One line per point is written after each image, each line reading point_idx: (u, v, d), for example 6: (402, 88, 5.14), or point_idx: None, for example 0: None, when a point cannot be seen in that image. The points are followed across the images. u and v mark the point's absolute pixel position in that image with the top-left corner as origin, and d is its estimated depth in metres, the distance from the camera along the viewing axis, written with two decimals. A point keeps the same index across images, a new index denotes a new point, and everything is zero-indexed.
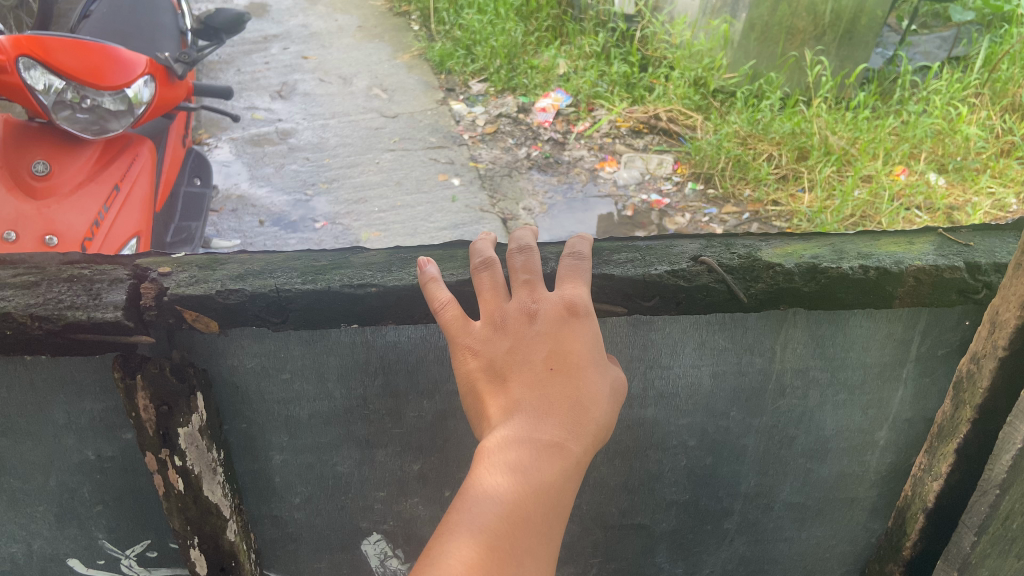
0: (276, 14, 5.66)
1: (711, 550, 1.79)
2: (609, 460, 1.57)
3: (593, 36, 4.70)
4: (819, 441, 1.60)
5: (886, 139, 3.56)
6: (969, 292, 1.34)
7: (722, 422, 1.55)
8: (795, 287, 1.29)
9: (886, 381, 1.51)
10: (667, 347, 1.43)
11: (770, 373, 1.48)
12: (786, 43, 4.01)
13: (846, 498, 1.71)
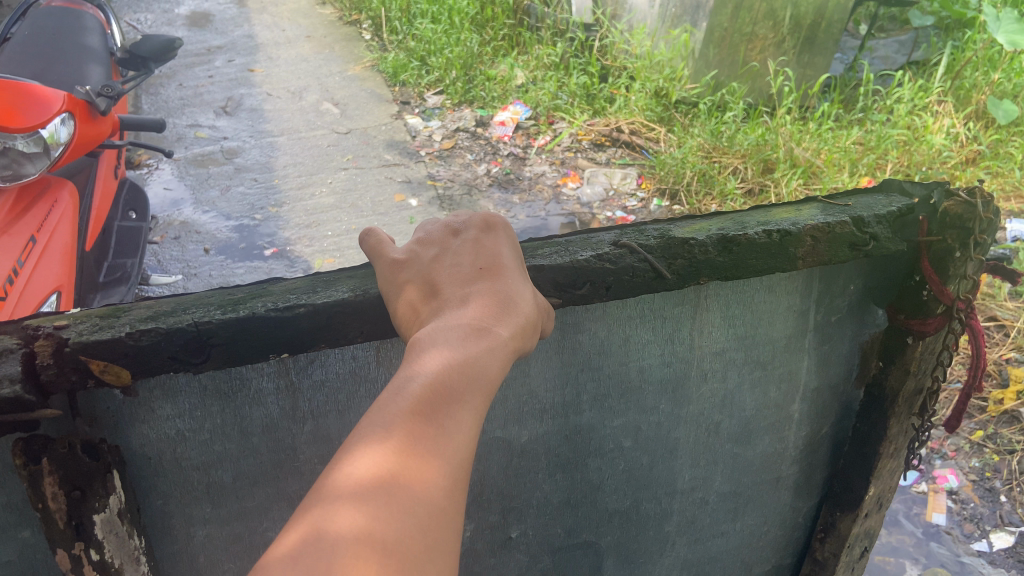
0: (220, 24, 5.45)
1: (657, 557, 1.48)
2: (550, 475, 1.26)
3: (551, 45, 4.58)
4: (740, 423, 1.35)
5: (851, 151, 3.49)
6: (864, 243, 1.12)
7: (653, 416, 1.27)
8: (699, 251, 1.06)
9: (792, 353, 1.30)
10: (597, 345, 1.15)
11: (690, 360, 1.23)
12: (747, 51, 3.91)
13: (771, 478, 1.46)
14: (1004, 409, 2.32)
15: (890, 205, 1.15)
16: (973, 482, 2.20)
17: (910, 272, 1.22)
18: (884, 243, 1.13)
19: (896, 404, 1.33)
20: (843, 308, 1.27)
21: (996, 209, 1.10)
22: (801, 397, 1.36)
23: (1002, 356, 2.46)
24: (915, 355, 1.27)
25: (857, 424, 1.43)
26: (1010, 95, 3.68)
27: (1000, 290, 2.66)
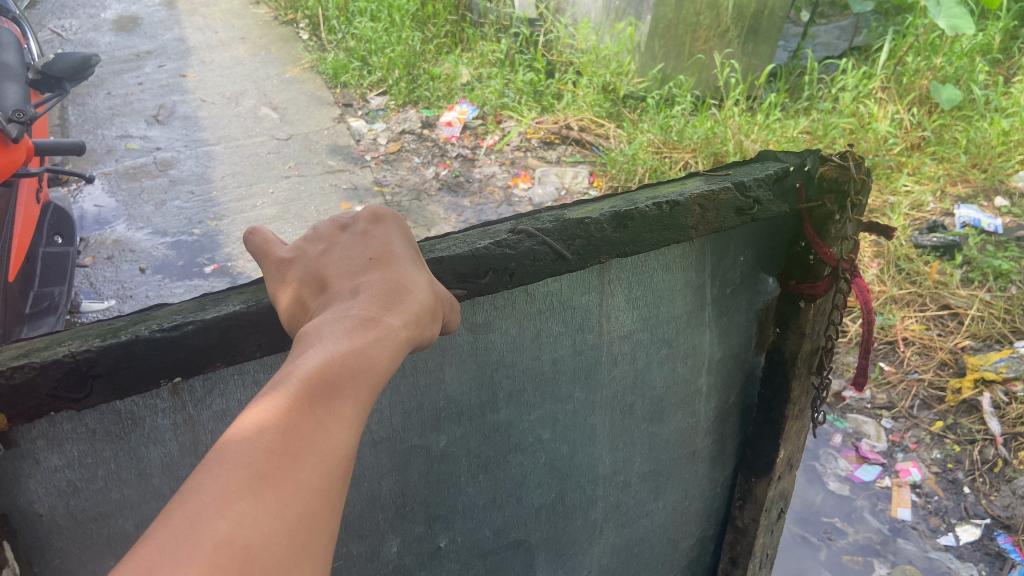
0: (148, 28, 5.22)
1: (586, 547, 1.29)
2: (471, 476, 1.08)
3: (495, 41, 4.49)
4: (653, 402, 1.20)
5: (799, 140, 3.44)
6: (752, 205, 1.00)
7: (570, 405, 1.11)
8: (592, 229, 0.90)
9: (692, 327, 1.16)
10: (510, 344, 1.00)
11: (603, 346, 1.08)
12: (692, 44, 3.89)
13: (686, 453, 1.30)
14: (962, 399, 2.34)
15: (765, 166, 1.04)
16: (936, 474, 2.21)
17: (795, 237, 1.11)
18: (767, 208, 1.01)
19: (796, 371, 1.22)
20: (737, 279, 1.15)
21: (869, 168, 1.00)
22: (711, 369, 1.23)
23: (956, 345, 2.51)
24: (808, 322, 1.16)
25: (759, 395, 1.30)
26: (952, 79, 3.71)
27: (952, 277, 2.70)
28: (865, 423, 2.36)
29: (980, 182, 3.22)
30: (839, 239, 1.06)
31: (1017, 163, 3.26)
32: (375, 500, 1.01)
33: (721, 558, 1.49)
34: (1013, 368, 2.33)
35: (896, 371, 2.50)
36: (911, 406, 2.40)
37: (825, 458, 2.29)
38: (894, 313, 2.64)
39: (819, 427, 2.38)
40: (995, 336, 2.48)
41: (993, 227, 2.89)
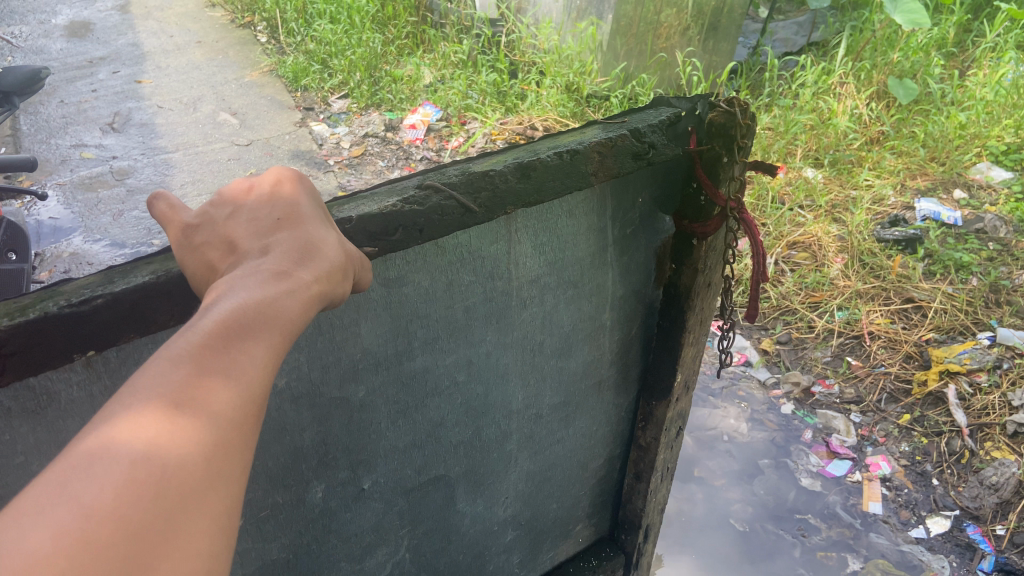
0: (101, 34, 5.11)
1: (502, 476, 1.34)
2: (392, 420, 1.09)
3: (457, 42, 4.47)
4: (560, 338, 1.24)
5: (763, 137, 3.46)
6: (647, 152, 1.06)
7: (483, 347, 1.13)
8: (496, 181, 0.94)
9: (598, 267, 1.20)
10: (423, 294, 1.00)
11: (511, 291, 1.10)
12: (654, 43, 3.92)
13: (591, 384, 1.36)
14: (928, 392, 2.38)
15: (663, 112, 1.08)
16: (904, 467, 2.24)
17: (689, 178, 1.15)
18: (662, 151, 1.07)
19: (695, 301, 1.29)
20: (636, 220, 1.19)
21: (753, 113, 1.06)
22: (614, 308, 1.28)
23: (921, 338, 2.55)
24: (703, 257, 1.22)
25: (660, 322, 1.36)
26: (908, 74, 3.76)
27: (915, 271, 2.74)
28: (834, 419, 2.38)
29: (938, 175, 3.28)
30: (727, 180, 1.12)
31: (973, 155, 3.35)
32: (296, 453, 1.00)
33: (628, 476, 1.59)
34: (976, 359, 2.40)
35: (863, 365, 2.52)
36: (879, 400, 2.42)
37: (796, 454, 2.32)
38: (859, 308, 2.68)
39: (789, 422, 2.41)
40: (958, 329, 2.54)
41: (953, 220, 2.93)
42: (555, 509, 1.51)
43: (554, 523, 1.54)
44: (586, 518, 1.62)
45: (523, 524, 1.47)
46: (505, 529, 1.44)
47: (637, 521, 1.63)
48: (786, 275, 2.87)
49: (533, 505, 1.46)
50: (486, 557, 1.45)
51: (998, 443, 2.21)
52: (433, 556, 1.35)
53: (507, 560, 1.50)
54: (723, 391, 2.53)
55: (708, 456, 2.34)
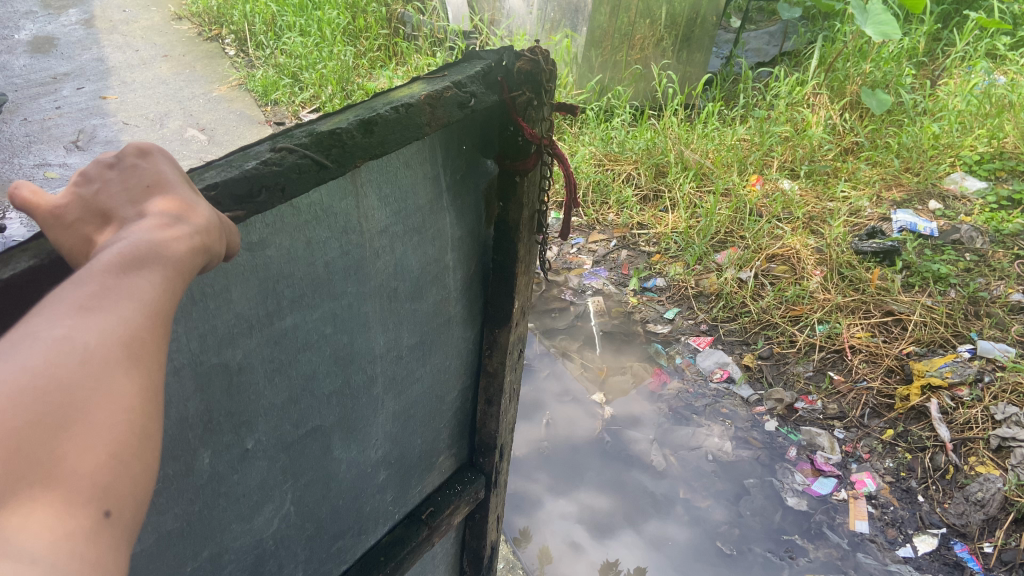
0: (65, 48, 4.98)
1: (372, 419, 1.16)
2: (269, 375, 0.91)
3: (430, 55, 4.39)
4: (412, 284, 1.09)
5: (738, 149, 3.46)
6: (469, 101, 0.95)
7: (348, 294, 0.97)
8: (343, 137, 0.82)
9: (437, 210, 1.06)
10: (286, 252, 0.84)
11: (363, 242, 0.95)
12: (628, 55, 3.86)
13: (440, 320, 1.20)
14: (910, 406, 2.37)
15: (472, 61, 0.99)
16: (890, 484, 2.24)
17: (504, 120, 1.04)
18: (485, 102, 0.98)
19: (523, 242, 1.18)
20: (465, 164, 1.07)
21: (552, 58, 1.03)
22: (454, 251, 1.14)
23: (901, 352, 2.54)
24: (528, 195, 1.12)
25: (489, 267, 1.24)
26: (882, 84, 3.77)
27: (894, 283, 2.74)
28: (819, 436, 2.37)
29: (913, 186, 3.30)
30: (539, 118, 1.04)
31: (948, 166, 3.37)
32: (181, 423, 0.83)
33: (479, 404, 1.43)
34: (956, 372, 2.40)
35: (845, 380, 2.52)
36: (862, 415, 2.42)
37: (782, 473, 2.29)
38: (840, 321, 2.68)
39: (774, 440, 2.39)
40: (938, 341, 2.54)
41: (929, 231, 2.96)
42: (418, 447, 1.33)
43: (420, 458, 1.36)
44: (447, 449, 1.44)
45: (391, 464, 1.28)
46: (377, 471, 1.24)
47: (494, 445, 1.47)
48: (766, 289, 2.86)
49: (400, 444, 1.27)
50: (361, 503, 1.25)
51: (982, 458, 2.20)
52: (315, 505, 1.14)
53: (381, 501, 1.31)
54: (706, 409, 2.50)
55: (694, 476, 2.30)
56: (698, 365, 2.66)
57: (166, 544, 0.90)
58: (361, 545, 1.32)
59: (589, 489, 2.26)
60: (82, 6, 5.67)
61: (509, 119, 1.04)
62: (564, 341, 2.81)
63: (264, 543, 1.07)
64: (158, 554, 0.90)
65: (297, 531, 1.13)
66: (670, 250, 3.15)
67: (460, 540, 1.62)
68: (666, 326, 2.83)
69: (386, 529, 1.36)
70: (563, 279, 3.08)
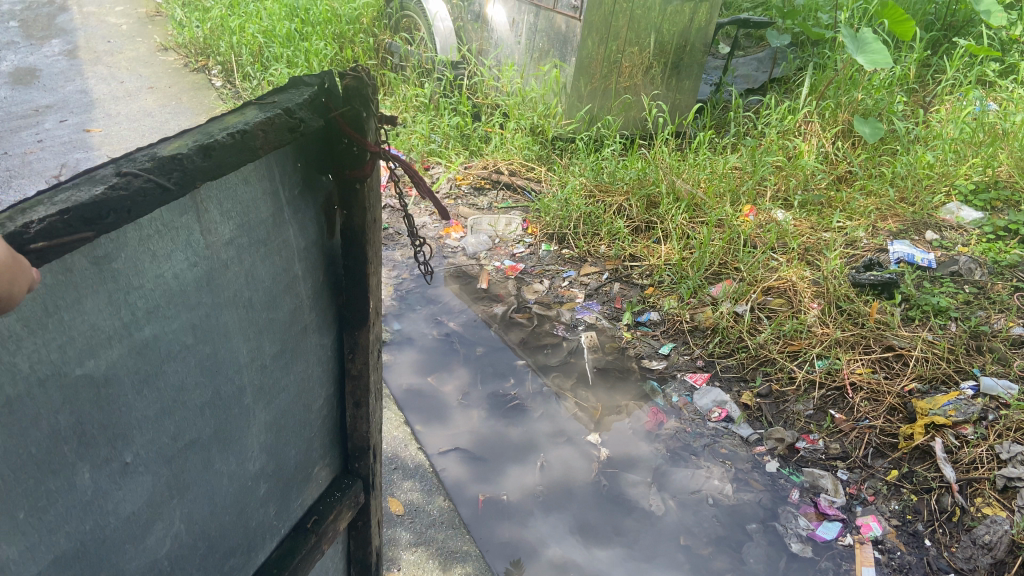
0: (48, 80, 4.91)
1: (246, 430, 1.09)
2: (137, 387, 0.84)
3: (419, 86, 4.34)
4: (265, 291, 1.03)
5: (732, 179, 3.42)
6: (298, 126, 0.94)
7: (202, 299, 0.90)
8: (186, 159, 0.79)
9: (280, 220, 1.01)
10: (136, 261, 0.78)
11: (212, 256, 0.90)
12: (617, 84, 3.78)
13: (298, 327, 1.14)
14: (914, 446, 2.31)
15: (299, 90, 0.98)
16: (896, 528, 2.17)
17: (335, 133, 1.02)
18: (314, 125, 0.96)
19: (370, 246, 1.16)
20: (301, 178, 1.03)
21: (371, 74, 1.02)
22: (302, 260, 1.09)
23: (904, 389, 2.48)
24: (369, 200, 1.11)
25: (338, 275, 1.20)
26: (874, 112, 3.76)
27: (893, 316, 2.69)
28: (822, 478, 2.30)
29: (909, 217, 3.25)
30: (370, 127, 1.04)
31: (943, 196, 3.32)
32: (53, 436, 0.75)
33: (347, 409, 1.37)
34: (961, 411, 2.33)
35: (847, 419, 2.46)
36: (865, 455, 2.37)
37: (785, 518, 2.22)
38: (839, 357, 2.62)
39: (776, 482, 2.32)
40: (941, 378, 2.49)
41: (927, 262, 2.93)
42: (293, 458, 1.25)
43: (298, 469, 1.28)
44: (323, 459, 1.37)
45: (271, 477, 1.20)
46: (257, 485, 1.17)
47: (367, 447, 1.42)
48: (763, 323, 2.80)
49: (277, 455, 1.20)
50: (248, 518, 1.17)
51: (988, 499, 2.14)
52: (204, 522, 1.06)
53: (266, 516, 1.22)
54: (706, 449, 2.44)
55: (694, 521, 2.22)
56: (696, 403, 2.60)
57: (61, 567, 0.82)
58: (252, 564, 1.23)
59: (576, 532, 2.17)
60: (65, 37, 5.63)
61: (338, 131, 1.02)
62: (558, 378, 2.75)
63: (158, 566, 0.99)
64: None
65: (191, 550, 1.05)
66: (664, 282, 3.10)
67: (344, 552, 1.55)
68: (662, 362, 2.78)
69: (275, 545, 1.28)
70: (556, 314, 3.06)
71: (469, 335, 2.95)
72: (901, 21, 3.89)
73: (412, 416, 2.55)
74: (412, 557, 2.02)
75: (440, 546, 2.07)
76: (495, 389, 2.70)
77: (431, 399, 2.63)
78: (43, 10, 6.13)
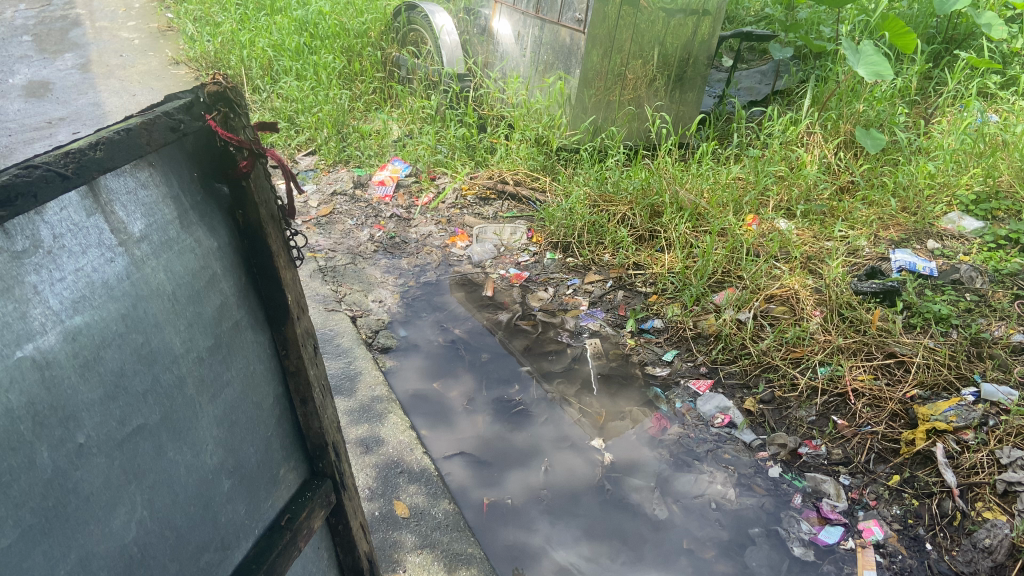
0: (61, 93, 4.99)
1: (195, 422, 1.08)
2: (77, 370, 0.87)
3: (425, 98, 4.41)
4: (188, 288, 1.05)
5: (735, 188, 3.47)
6: (179, 126, 0.99)
7: (129, 289, 0.94)
8: (80, 153, 0.85)
9: (186, 219, 1.05)
10: (52, 252, 0.84)
11: (127, 250, 0.94)
12: (622, 96, 3.82)
13: (229, 324, 1.16)
14: (916, 451, 2.33)
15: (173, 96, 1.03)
16: (898, 532, 2.19)
17: (211, 138, 1.07)
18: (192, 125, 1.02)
19: (275, 241, 1.19)
20: (196, 183, 1.07)
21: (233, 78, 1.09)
22: (218, 261, 1.12)
23: (905, 396, 2.50)
24: (262, 195, 1.14)
25: (256, 278, 1.22)
26: (875, 123, 3.80)
27: (895, 324, 2.71)
28: (824, 482, 2.32)
29: (911, 226, 3.29)
30: (243, 126, 1.09)
31: (944, 205, 3.35)
32: (8, 414, 0.79)
33: (296, 408, 1.36)
34: (962, 417, 2.36)
35: (849, 425, 2.48)
36: (867, 460, 2.39)
37: (788, 522, 2.24)
38: (841, 364, 2.64)
39: (779, 487, 2.34)
40: (942, 384, 2.51)
41: (928, 271, 2.96)
42: (253, 456, 1.24)
43: (261, 467, 1.27)
44: (288, 461, 1.36)
45: (233, 472, 1.18)
46: (219, 479, 1.15)
47: (327, 443, 1.40)
48: (766, 330, 2.83)
49: (234, 451, 1.19)
50: (216, 513, 1.15)
51: (989, 504, 2.16)
52: (169, 511, 1.05)
53: (236, 513, 1.20)
54: (709, 455, 2.46)
55: (697, 526, 2.23)
56: (699, 409, 2.63)
57: (29, 541, 0.83)
58: (229, 562, 1.20)
59: (580, 536, 2.19)
60: (78, 50, 5.73)
61: (215, 135, 1.07)
62: (562, 384, 2.78)
63: (128, 552, 0.97)
64: (24, 552, 0.83)
65: (159, 539, 1.03)
66: (668, 290, 3.13)
67: (332, 559, 1.53)
68: (665, 369, 2.82)
69: (250, 545, 1.24)
70: (560, 321, 3.10)
71: (474, 342, 2.99)
72: (902, 33, 3.93)
73: (418, 420, 2.59)
74: (417, 560, 2.04)
75: (445, 548, 2.08)
76: (500, 394, 2.72)
77: (435, 404, 2.66)
78: (57, 25, 6.24)
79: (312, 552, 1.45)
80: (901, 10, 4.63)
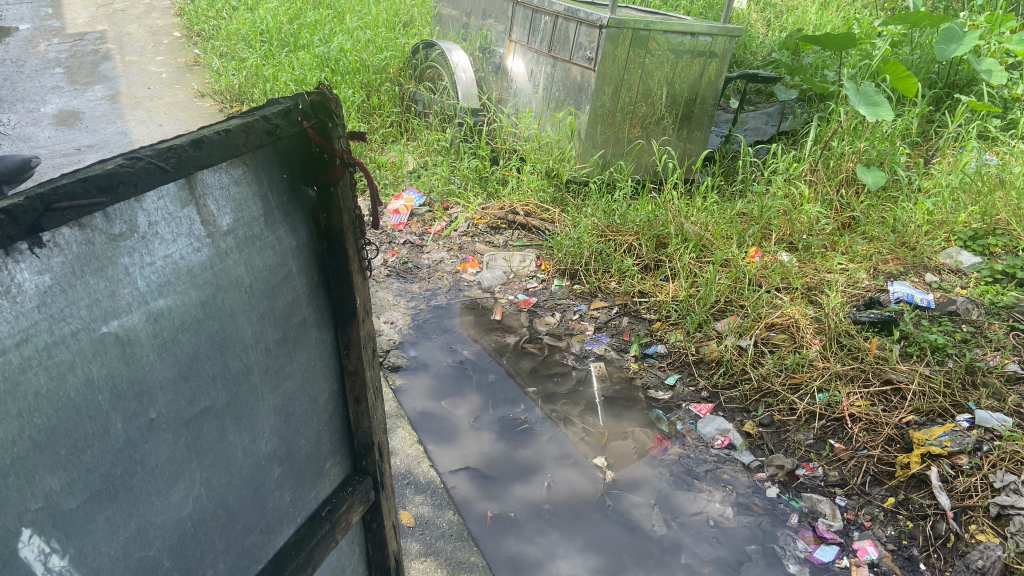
0: (89, 122, 5.18)
1: (258, 407, 1.15)
2: (157, 348, 0.94)
3: (440, 131, 4.57)
4: (264, 285, 1.12)
5: (737, 222, 3.57)
6: (275, 130, 1.06)
7: (209, 281, 1.00)
8: (180, 149, 0.91)
9: (271, 217, 1.11)
10: (144, 238, 0.89)
11: (212, 245, 1.00)
12: (631, 132, 3.96)
13: (296, 320, 1.22)
14: (910, 474, 2.39)
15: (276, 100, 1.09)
16: (892, 552, 2.23)
17: (306, 144, 1.15)
18: (287, 132, 1.09)
19: (352, 245, 1.25)
20: (287, 185, 1.14)
21: (333, 90, 1.15)
22: (295, 259, 1.18)
23: (901, 421, 2.57)
24: (347, 202, 1.21)
25: (329, 279, 1.28)
26: (876, 162, 3.91)
27: (892, 352, 2.78)
28: (819, 502, 2.38)
29: (910, 260, 3.38)
30: (338, 136, 1.16)
31: (943, 241, 3.44)
32: (87, 384, 0.85)
33: (348, 407, 1.42)
34: (956, 442, 2.41)
35: (846, 448, 2.55)
36: (862, 483, 2.45)
37: (783, 540, 2.29)
38: (839, 390, 2.71)
39: (775, 506, 2.40)
40: (937, 411, 2.57)
41: (926, 302, 3.04)
42: (303, 448, 1.30)
43: (309, 459, 1.33)
44: (333, 455, 1.41)
45: (283, 460, 1.25)
46: (270, 466, 1.21)
47: (372, 443, 1.46)
48: (766, 356, 2.90)
49: (287, 440, 1.25)
50: (264, 498, 1.21)
51: (982, 526, 2.20)
52: (222, 491, 1.11)
53: (281, 500, 1.26)
54: (708, 474, 2.52)
55: (694, 541, 2.28)
56: (699, 431, 2.70)
57: (97, 505, 0.88)
58: (270, 547, 1.26)
59: (585, 551, 2.22)
60: (107, 82, 5.95)
61: (310, 141, 1.15)
62: (565, 406, 2.85)
63: (182, 526, 1.04)
64: (90, 514, 0.88)
65: (211, 516, 1.09)
66: (671, 317, 3.22)
67: (363, 554, 1.58)
68: (668, 393, 2.89)
69: (292, 531, 1.31)
70: (566, 345, 3.18)
71: (483, 364, 3.07)
72: (904, 76, 4.05)
73: (425, 436, 2.65)
74: (422, 566, 2.09)
75: (448, 556, 2.14)
76: (508, 414, 2.80)
77: (444, 421, 2.73)
78: (88, 58, 6.49)
79: (346, 548, 1.50)
80: (904, 56, 4.76)
